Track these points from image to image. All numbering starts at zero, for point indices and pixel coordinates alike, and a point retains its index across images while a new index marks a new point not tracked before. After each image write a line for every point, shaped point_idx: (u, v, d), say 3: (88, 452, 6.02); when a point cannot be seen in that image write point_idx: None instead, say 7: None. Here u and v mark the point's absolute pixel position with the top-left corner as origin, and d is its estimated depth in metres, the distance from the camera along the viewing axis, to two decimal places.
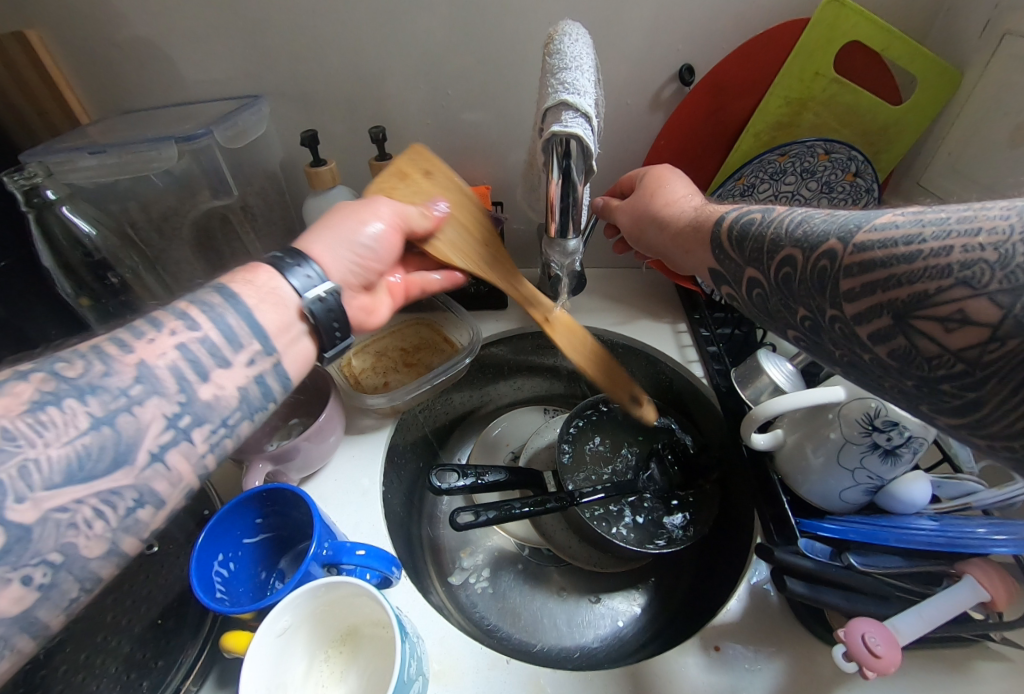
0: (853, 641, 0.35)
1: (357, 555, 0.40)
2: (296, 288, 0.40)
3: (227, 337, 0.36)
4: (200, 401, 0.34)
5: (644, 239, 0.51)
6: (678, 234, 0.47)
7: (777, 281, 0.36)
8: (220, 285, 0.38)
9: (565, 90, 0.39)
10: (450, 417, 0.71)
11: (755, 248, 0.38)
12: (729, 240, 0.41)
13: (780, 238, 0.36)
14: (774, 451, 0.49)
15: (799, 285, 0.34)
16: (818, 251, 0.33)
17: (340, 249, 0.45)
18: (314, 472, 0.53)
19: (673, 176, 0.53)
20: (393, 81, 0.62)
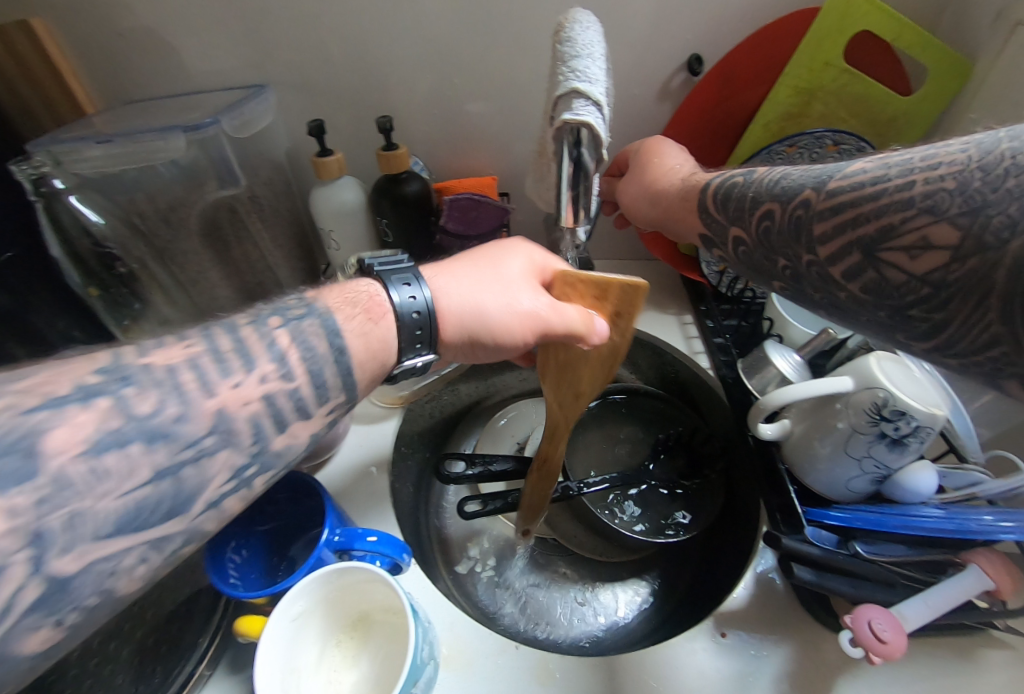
0: (859, 626, 0.35)
1: (368, 541, 0.40)
2: (395, 307, 0.35)
3: (316, 385, 0.31)
4: (271, 449, 0.29)
5: (636, 208, 0.52)
6: (668, 204, 0.47)
7: (761, 236, 0.37)
8: (328, 315, 0.33)
9: (576, 79, 0.39)
10: (456, 409, 0.71)
11: (742, 209, 0.38)
12: (713, 203, 0.41)
13: (765, 194, 0.36)
14: (781, 441, 0.49)
15: (778, 232, 0.35)
16: (796, 199, 0.33)
17: (467, 291, 0.39)
18: (322, 460, 0.53)
19: (667, 147, 0.53)
20: (399, 70, 0.62)
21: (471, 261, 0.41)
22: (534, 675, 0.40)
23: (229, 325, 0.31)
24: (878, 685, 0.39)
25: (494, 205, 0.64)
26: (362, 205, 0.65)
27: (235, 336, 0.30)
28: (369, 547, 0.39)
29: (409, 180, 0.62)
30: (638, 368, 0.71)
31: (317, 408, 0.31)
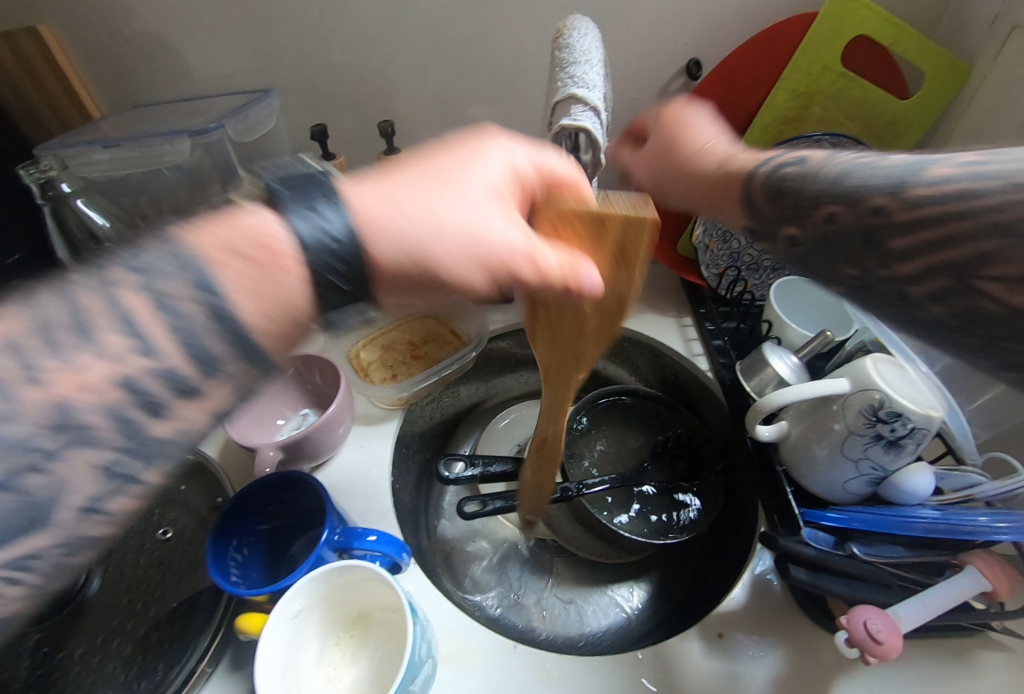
0: (854, 627, 0.36)
1: (368, 540, 0.40)
2: (296, 236, 0.24)
3: (195, 357, 0.22)
4: (154, 439, 0.22)
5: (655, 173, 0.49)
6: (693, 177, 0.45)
7: (796, 211, 0.37)
8: (197, 251, 0.23)
9: (574, 85, 0.40)
10: (457, 410, 0.71)
11: (781, 193, 0.38)
12: (752, 185, 0.41)
13: (812, 179, 0.37)
14: (778, 442, 0.50)
15: (824, 219, 0.36)
16: (852, 189, 0.34)
17: (399, 211, 0.26)
18: (323, 461, 0.53)
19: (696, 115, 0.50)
20: (400, 74, 0.63)
21: (418, 171, 0.28)
22: (531, 674, 0.40)
23: (68, 276, 0.22)
24: (875, 686, 0.39)
25: None
26: None
27: (68, 295, 0.21)
28: (369, 546, 0.40)
29: None
30: (638, 370, 0.71)
31: (212, 383, 0.23)
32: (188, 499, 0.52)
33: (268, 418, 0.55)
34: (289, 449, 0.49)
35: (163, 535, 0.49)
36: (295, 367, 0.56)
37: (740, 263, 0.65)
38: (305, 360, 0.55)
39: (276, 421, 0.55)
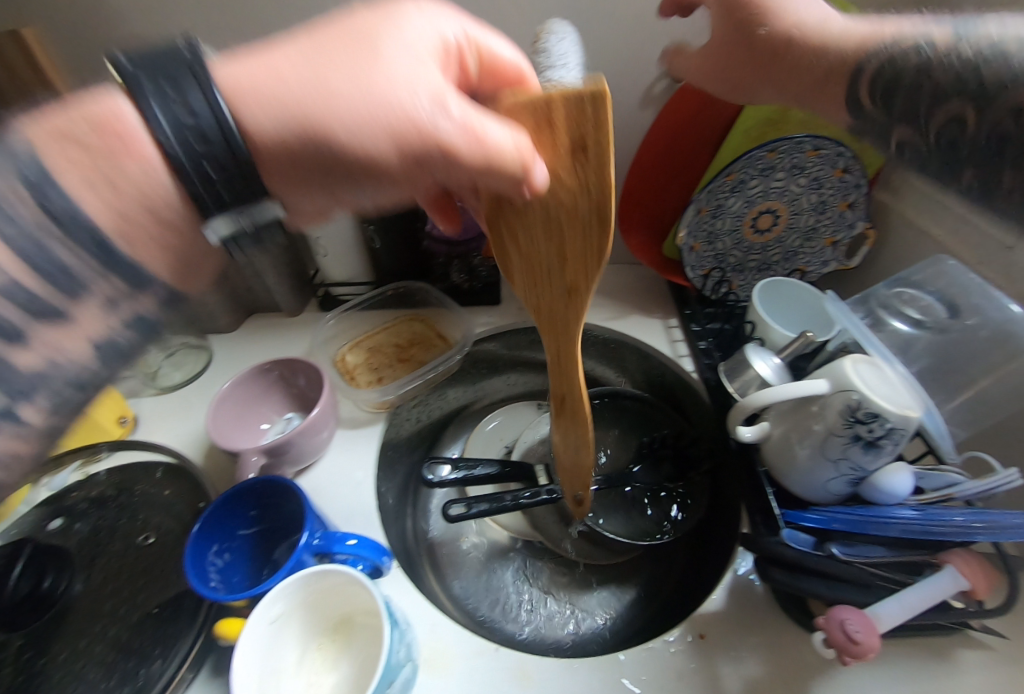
0: (831, 627, 0.36)
1: (348, 544, 0.40)
2: (151, 121, 0.26)
3: (50, 274, 0.26)
4: (23, 365, 0.26)
5: (734, 65, 0.46)
6: (784, 60, 0.42)
7: (909, 93, 0.37)
8: (37, 155, 0.25)
9: (554, 72, 0.37)
10: (444, 413, 0.71)
11: (893, 74, 0.37)
12: (858, 73, 0.39)
13: (933, 54, 0.35)
14: (760, 443, 0.50)
15: (949, 102, 0.34)
16: (983, 63, 0.33)
17: (291, 80, 0.30)
18: (308, 465, 0.53)
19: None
20: None
21: (313, 39, 0.31)
22: (512, 675, 0.40)
23: None
24: (854, 685, 0.39)
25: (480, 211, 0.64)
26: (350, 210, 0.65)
27: None
28: (349, 550, 0.40)
29: None
30: (626, 371, 0.71)
31: (81, 309, 0.27)
32: (171, 503, 0.52)
33: (253, 420, 0.55)
34: (273, 454, 0.49)
35: (145, 540, 0.49)
36: (278, 370, 0.56)
37: (725, 263, 0.65)
38: (290, 362, 0.55)
39: (261, 425, 0.55)
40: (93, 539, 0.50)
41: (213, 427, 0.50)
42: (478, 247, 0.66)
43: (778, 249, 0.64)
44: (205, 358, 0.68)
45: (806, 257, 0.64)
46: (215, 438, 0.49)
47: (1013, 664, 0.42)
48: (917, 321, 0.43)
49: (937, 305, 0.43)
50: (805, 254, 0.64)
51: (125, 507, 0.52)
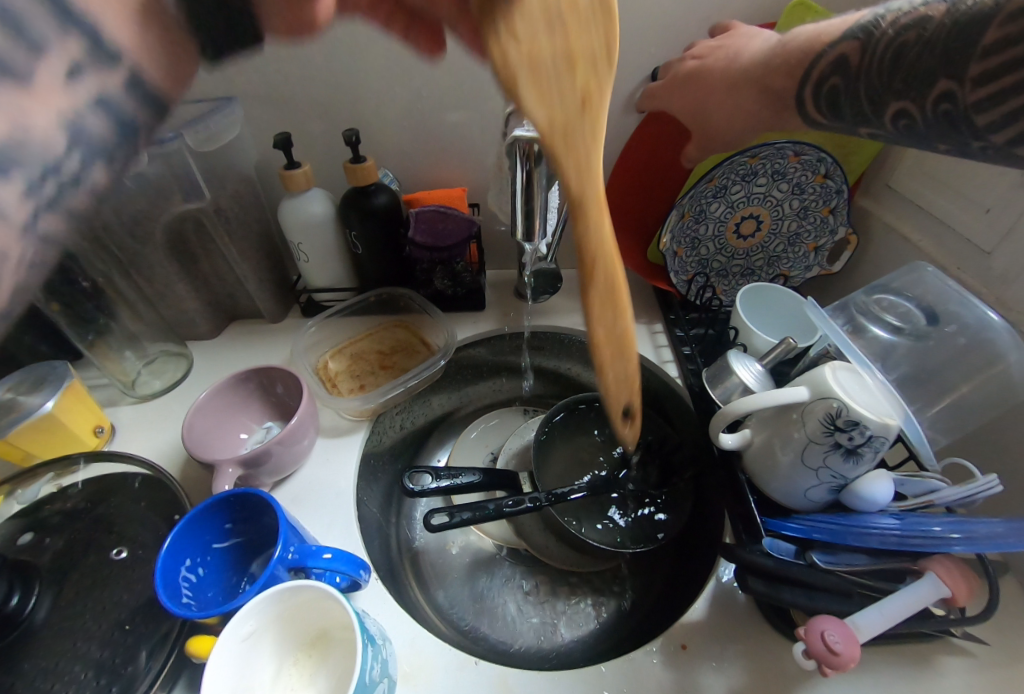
0: (811, 638, 0.36)
1: (323, 559, 0.39)
2: None
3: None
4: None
5: (688, 106, 0.50)
6: (737, 79, 0.47)
7: (852, 92, 0.41)
8: None
9: None
10: (429, 420, 0.70)
11: (829, 78, 0.42)
12: (803, 74, 0.44)
13: (859, 46, 0.40)
14: (743, 451, 0.49)
15: (889, 88, 0.39)
16: (898, 43, 0.37)
17: None
18: (286, 476, 0.52)
19: (738, 29, 0.51)
20: (366, 83, 0.63)
21: None
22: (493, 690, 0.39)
23: None
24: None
25: (462, 218, 0.65)
26: (331, 216, 0.64)
27: None
28: (324, 564, 0.39)
29: (377, 192, 0.62)
30: None
31: (39, 66, 0.21)
32: (145, 516, 0.51)
33: (230, 431, 0.53)
34: (248, 465, 0.48)
35: (117, 554, 0.48)
36: (255, 378, 0.55)
37: (709, 268, 0.66)
38: (267, 371, 0.54)
39: (240, 435, 0.53)
40: (66, 554, 0.48)
41: (189, 433, 0.49)
42: (461, 253, 0.65)
43: (761, 254, 0.64)
44: (185, 366, 0.67)
45: (789, 262, 0.64)
46: (190, 447, 0.47)
47: (996, 673, 0.41)
48: (895, 327, 0.43)
49: (915, 313, 0.42)
50: (787, 259, 0.64)
51: (99, 521, 0.51)
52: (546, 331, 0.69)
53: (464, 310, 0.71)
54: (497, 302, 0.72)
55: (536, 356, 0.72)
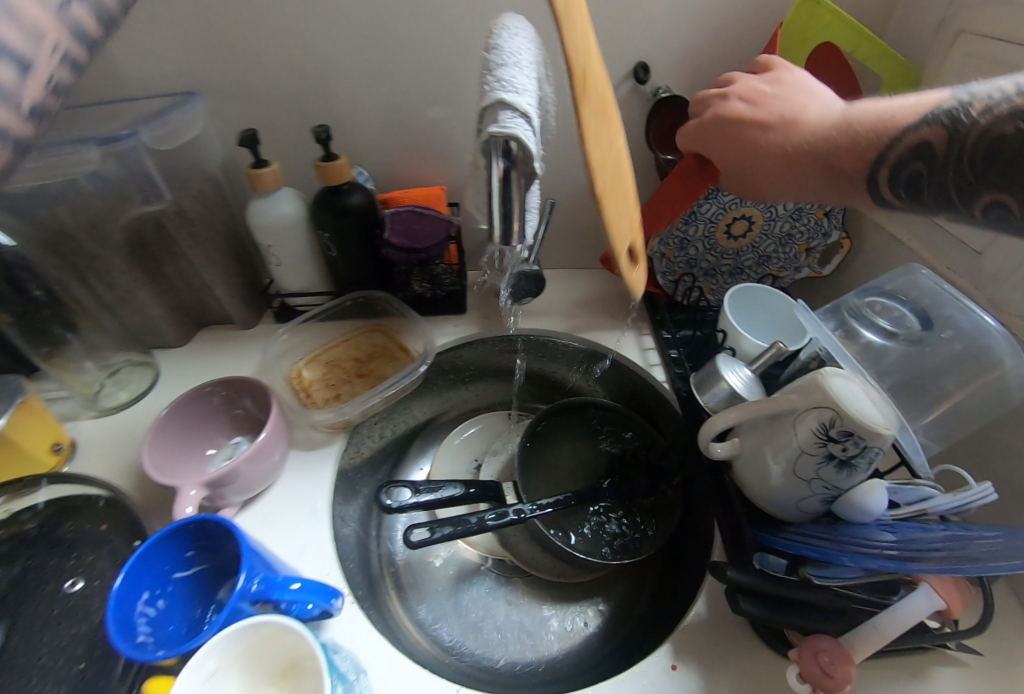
0: (803, 659, 0.35)
1: (290, 590, 0.37)
2: None
3: None
4: None
5: (727, 159, 0.41)
6: (790, 150, 0.38)
7: (937, 181, 0.32)
8: None
9: (502, 89, 0.37)
10: (411, 428, 0.68)
11: (908, 162, 0.33)
12: (874, 155, 0.35)
13: (945, 135, 0.31)
14: (732, 461, 0.48)
15: (981, 179, 0.30)
16: (992, 135, 0.29)
17: None
18: (255, 495, 0.49)
19: (789, 75, 0.42)
20: (338, 79, 0.60)
21: None
22: None
23: None
24: None
25: (439, 217, 0.62)
26: (303, 217, 0.61)
27: None
28: (290, 596, 0.36)
29: (351, 191, 0.58)
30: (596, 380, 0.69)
31: None
32: (103, 541, 0.48)
33: (194, 449, 0.50)
34: (214, 486, 0.45)
35: (72, 586, 0.45)
36: (221, 391, 0.52)
37: (696, 268, 0.64)
38: (234, 383, 0.51)
39: (206, 452, 0.51)
40: (18, 582, 0.45)
41: (149, 459, 0.45)
42: (440, 254, 0.62)
43: (752, 255, 0.62)
44: (150, 375, 0.63)
45: (778, 262, 0.62)
46: (149, 470, 0.44)
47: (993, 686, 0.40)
48: (889, 332, 0.41)
49: (909, 316, 0.41)
50: (777, 259, 0.62)
51: (52, 548, 0.48)
52: (530, 334, 0.67)
53: (445, 314, 0.69)
54: (479, 306, 0.70)
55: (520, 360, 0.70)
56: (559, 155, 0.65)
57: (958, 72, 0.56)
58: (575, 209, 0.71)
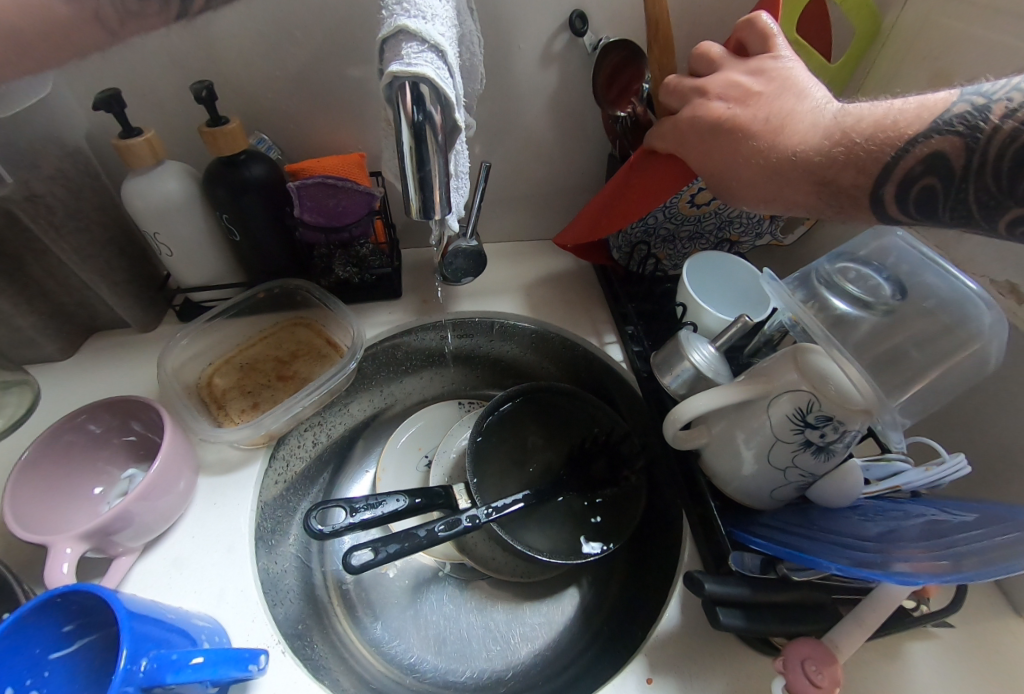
0: (792, 672, 0.32)
1: (190, 666, 0.30)
2: None
3: None
4: None
5: (712, 165, 0.37)
6: (775, 160, 0.33)
7: (956, 197, 0.27)
8: None
9: (404, 15, 0.30)
10: (351, 429, 0.61)
11: (919, 177, 0.28)
12: (877, 171, 0.29)
13: (963, 145, 0.26)
14: (700, 450, 0.45)
15: (1007, 193, 0.25)
16: (1018, 144, 0.24)
17: None
18: (160, 534, 0.42)
19: (776, 65, 0.36)
20: (221, 29, 0.49)
21: None
22: None
23: None
24: None
25: (357, 190, 0.52)
26: (195, 198, 0.50)
27: None
28: (192, 673, 0.29)
29: (250, 161, 0.49)
30: (548, 364, 0.65)
31: None
32: None
33: (76, 489, 0.42)
34: (99, 535, 0.36)
35: None
36: (105, 415, 0.44)
37: (654, 236, 0.57)
38: (123, 402, 0.43)
39: (91, 492, 0.43)
40: None
41: (8, 510, 0.36)
42: (363, 232, 0.56)
43: (714, 220, 0.55)
44: (28, 399, 0.51)
45: (740, 227, 0.56)
46: (8, 524, 0.35)
47: (961, 653, 0.40)
48: (859, 299, 0.36)
49: (884, 286, 0.36)
50: (740, 224, 0.55)
51: None
52: (474, 317, 0.61)
53: (379, 301, 0.62)
54: (417, 288, 0.63)
55: (467, 345, 0.64)
56: (496, 115, 0.57)
57: (919, 11, 0.51)
58: (519, 176, 0.63)
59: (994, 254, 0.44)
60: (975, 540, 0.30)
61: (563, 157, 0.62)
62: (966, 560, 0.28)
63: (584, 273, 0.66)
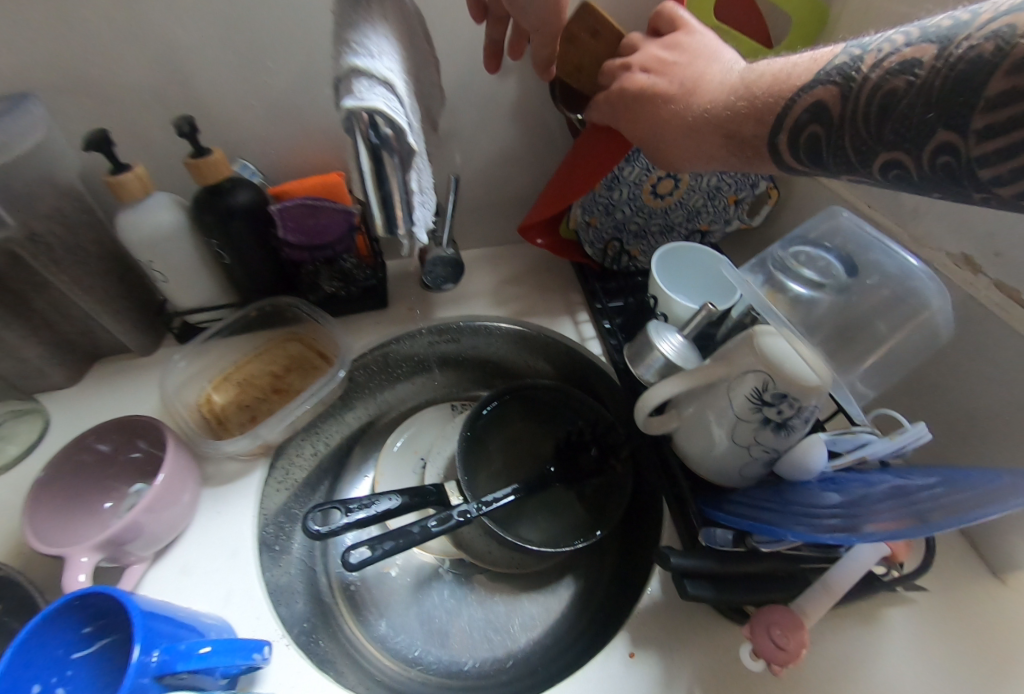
0: (757, 636, 0.34)
1: (199, 655, 0.32)
2: None
3: None
4: None
5: (641, 132, 0.39)
6: (690, 118, 0.36)
7: (836, 144, 0.29)
8: None
9: (354, 54, 0.32)
10: (348, 436, 0.64)
11: (806, 125, 0.30)
12: (772, 120, 0.31)
13: (838, 93, 0.28)
14: (673, 434, 0.47)
15: (875, 136, 0.26)
16: (884, 90, 0.26)
17: None
18: (168, 545, 0.44)
19: (689, 38, 0.39)
20: (197, 68, 0.52)
21: None
22: None
23: None
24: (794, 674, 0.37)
25: (336, 209, 0.55)
26: (184, 225, 0.53)
27: None
28: (201, 661, 0.32)
29: (234, 189, 0.51)
30: (535, 362, 0.67)
31: None
32: None
33: (90, 507, 0.45)
34: (112, 546, 0.39)
35: None
36: (111, 437, 0.47)
37: (625, 232, 0.59)
38: (128, 424, 0.46)
39: (103, 508, 0.46)
40: None
41: (29, 530, 0.39)
42: (346, 248, 0.58)
43: (680, 211, 0.58)
44: (39, 425, 0.55)
45: (708, 216, 0.58)
46: (31, 543, 0.38)
47: (935, 613, 0.41)
48: (815, 282, 0.37)
49: (834, 265, 0.38)
50: (708, 213, 0.57)
51: None
52: (458, 321, 0.63)
53: (366, 312, 0.64)
54: (403, 297, 0.65)
55: (454, 349, 0.66)
56: (464, 126, 0.59)
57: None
58: (492, 183, 0.66)
59: (949, 227, 0.45)
60: (931, 500, 0.32)
61: (532, 163, 0.65)
62: (925, 519, 0.30)
63: (562, 272, 0.68)
